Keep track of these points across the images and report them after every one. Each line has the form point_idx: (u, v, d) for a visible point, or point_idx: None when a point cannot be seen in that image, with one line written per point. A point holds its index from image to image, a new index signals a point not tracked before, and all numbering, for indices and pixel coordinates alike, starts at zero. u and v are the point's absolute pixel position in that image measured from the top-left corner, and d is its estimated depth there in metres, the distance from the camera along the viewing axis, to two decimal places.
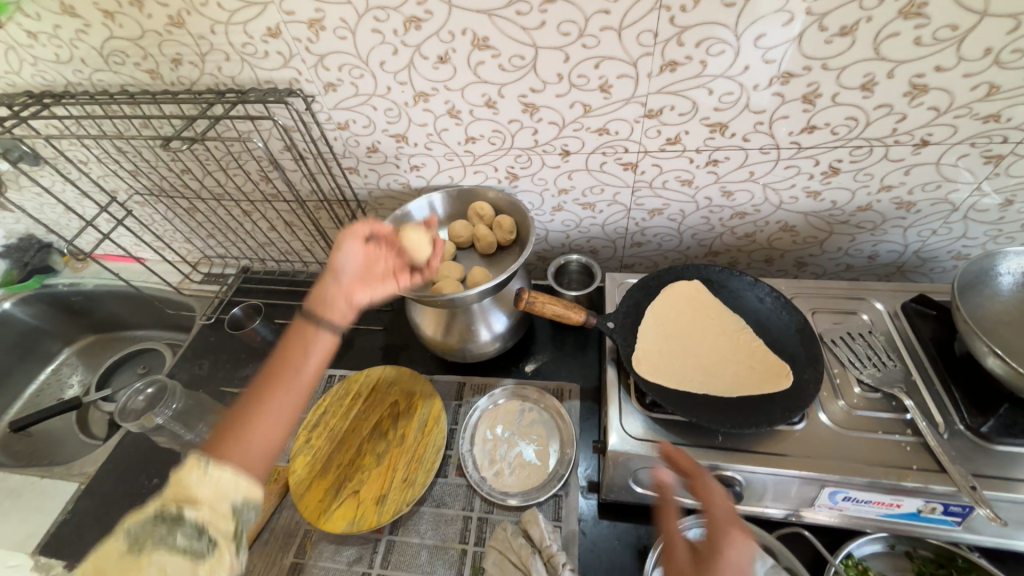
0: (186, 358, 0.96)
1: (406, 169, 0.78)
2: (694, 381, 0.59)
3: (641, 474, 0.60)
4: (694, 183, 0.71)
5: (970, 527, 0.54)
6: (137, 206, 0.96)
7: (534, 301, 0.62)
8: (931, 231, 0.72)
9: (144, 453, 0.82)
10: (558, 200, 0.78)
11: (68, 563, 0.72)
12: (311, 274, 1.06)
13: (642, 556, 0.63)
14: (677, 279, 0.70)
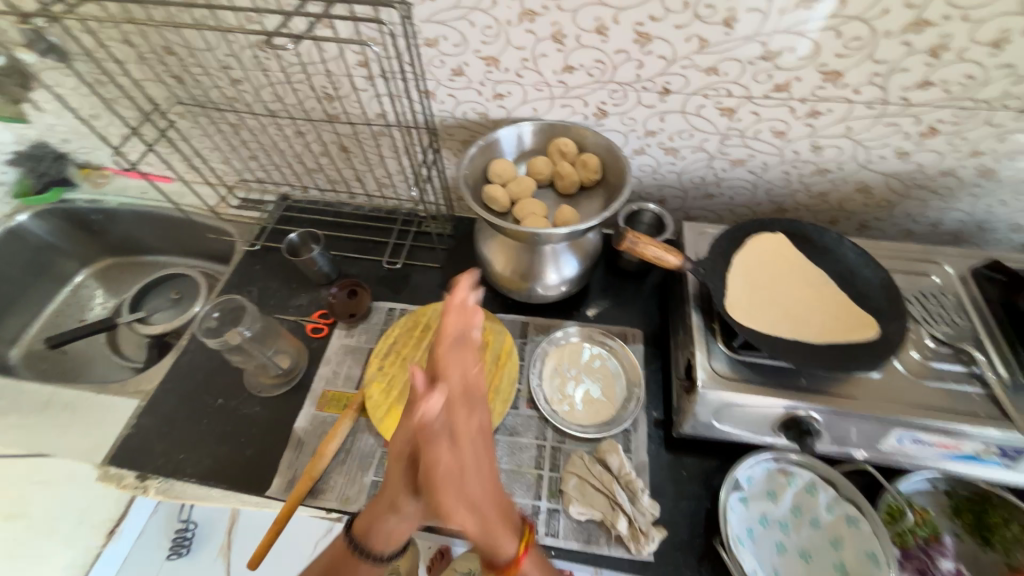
0: (233, 284, 0.93)
1: (489, 97, 0.74)
2: (782, 328, 0.61)
3: (722, 412, 0.63)
4: (787, 135, 0.71)
5: (1017, 468, 0.59)
6: (178, 117, 0.90)
7: (636, 242, 0.62)
8: (1000, 201, 0.74)
9: (204, 374, 0.81)
10: (641, 142, 0.77)
11: (139, 474, 0.72)
12: (357, 207, 1.02)
13: (707, 486, 0.68)
14: (762, 231, 0.71)
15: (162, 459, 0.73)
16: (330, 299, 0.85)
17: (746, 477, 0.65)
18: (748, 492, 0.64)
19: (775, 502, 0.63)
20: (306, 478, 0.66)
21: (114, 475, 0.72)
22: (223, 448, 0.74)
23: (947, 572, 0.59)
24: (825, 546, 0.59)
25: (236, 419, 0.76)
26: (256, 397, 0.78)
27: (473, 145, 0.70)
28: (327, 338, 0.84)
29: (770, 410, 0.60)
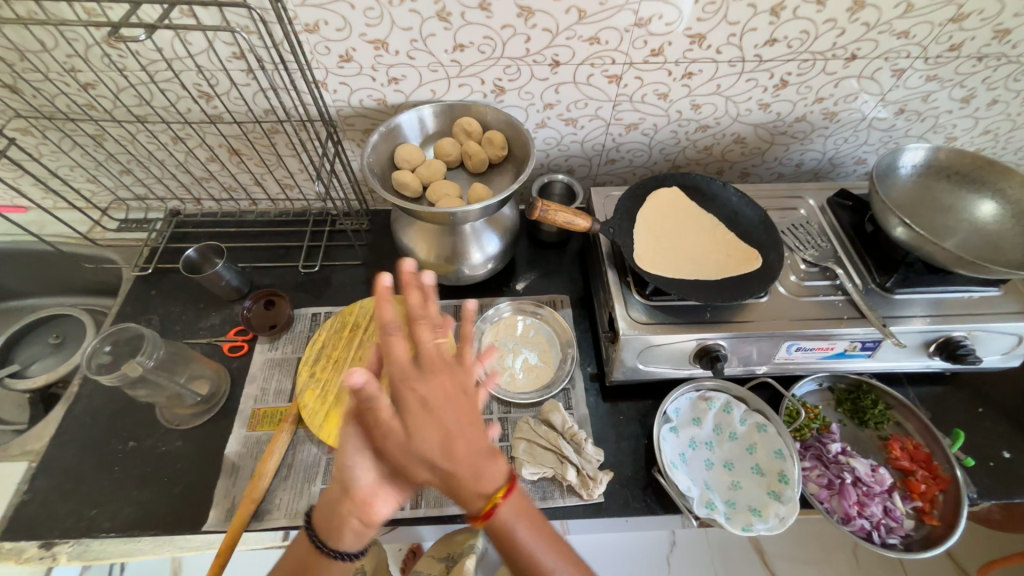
0: (126, 315, 0.83)
1: (383, 82, 0.72)
2: (685, 271, 0.68)
3: (644, 356, 0.69)
4: (669, 97, 0.77)
5: (878, 357, 0.72)
6: (19, 134, 0.77)
7: (546, 211, 0.65)
8: (844, 139, 0.87)
9: (108, 418, 0.72)
10: (542, 115, 0.79)
11: (43, 542, 0.64)
12: (261, 212, 0.95)
13: (643, 424, 0.74)
14: (659, 186, 0.77)
15: (70, 520, 0.65)
16: (246, 314, 0.80)
17: (674, 410, 0.72)
18: (677, 422, 0.71)
19: (699, 426, 0.71)
20: (249, 500, 0.63)
21: (11, 551, 0.63)
22: (145, 493, 0.67)
23: (835, 452, 0.70)
24: (743, 454, 0.68)
25: (156, 459, 0.70)
26: (175, 431, 0.72)
27: (373, 133, 0.68)
28: (249, 355, 0.79)
29: (684, 345, 0.67)
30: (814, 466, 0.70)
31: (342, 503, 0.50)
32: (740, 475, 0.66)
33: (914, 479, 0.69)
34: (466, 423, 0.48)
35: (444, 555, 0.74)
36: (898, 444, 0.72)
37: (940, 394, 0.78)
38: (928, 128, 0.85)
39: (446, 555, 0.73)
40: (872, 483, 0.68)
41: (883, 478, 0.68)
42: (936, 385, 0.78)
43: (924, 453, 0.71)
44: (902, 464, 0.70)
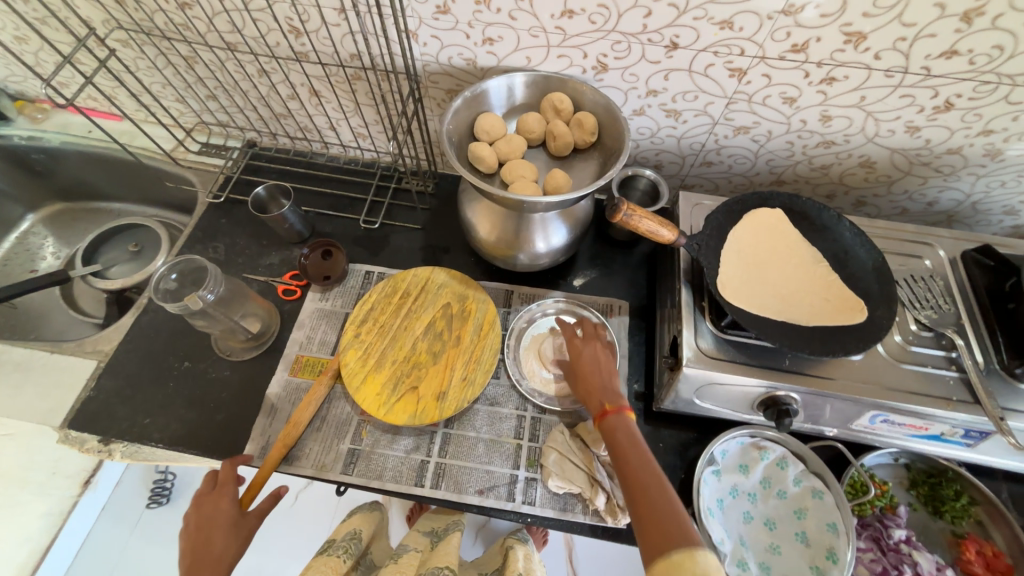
0: (196, 239, 0.86)
1: (477, 42, 0.66)
2: (772, 309, 0.60)
3: (704, 390, 0.63)
4: (796, 102, 0.66)
5: (978, 449, 0.61)
6: (119, 45, 0.78)
7: (630, 215, 0.56)
8: (1000, 183, 0.73)
9: (168, 335, 0.77)
10: (642, 102, 0.71)
11: (103, 437, 0.69)
12: (331, 158, 0.94)
13: (683, 457, 0.69)
14: (760, 205, 0.67)
15: (126, 424, 0.70)
16: (303, 261, 0.81)
17: (722, 451, 0.66)
18: (721, 465, 0.65)
19: (745, 474, 0.64)
20: (281, 445, 0.64)
21: (76, 438, 0.69)
22: (193, 413, 0.71)
23: (897, 539, 0.63)
24: (789, 516, 0.62)
25: (205, 383, 0.73)
26: (225, 361, 0.75)
27: (457, 98, 0.63)
28: (301, 301, 0.80)
29: (751, 390, 0.61)
30: (868, 548, 0.63)
31: (237, 519, 0.56)
32: (781, 538, 0.61)
33: None
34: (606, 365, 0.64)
35: (428, 530, 0.79)
36: (975, 546, 0.62)
37: None
38: None
39: (432, 530, 0.79)
40: None
41: None
42: None
43: (1005, 564, 0.61)
44: (973, 569, 0.61)
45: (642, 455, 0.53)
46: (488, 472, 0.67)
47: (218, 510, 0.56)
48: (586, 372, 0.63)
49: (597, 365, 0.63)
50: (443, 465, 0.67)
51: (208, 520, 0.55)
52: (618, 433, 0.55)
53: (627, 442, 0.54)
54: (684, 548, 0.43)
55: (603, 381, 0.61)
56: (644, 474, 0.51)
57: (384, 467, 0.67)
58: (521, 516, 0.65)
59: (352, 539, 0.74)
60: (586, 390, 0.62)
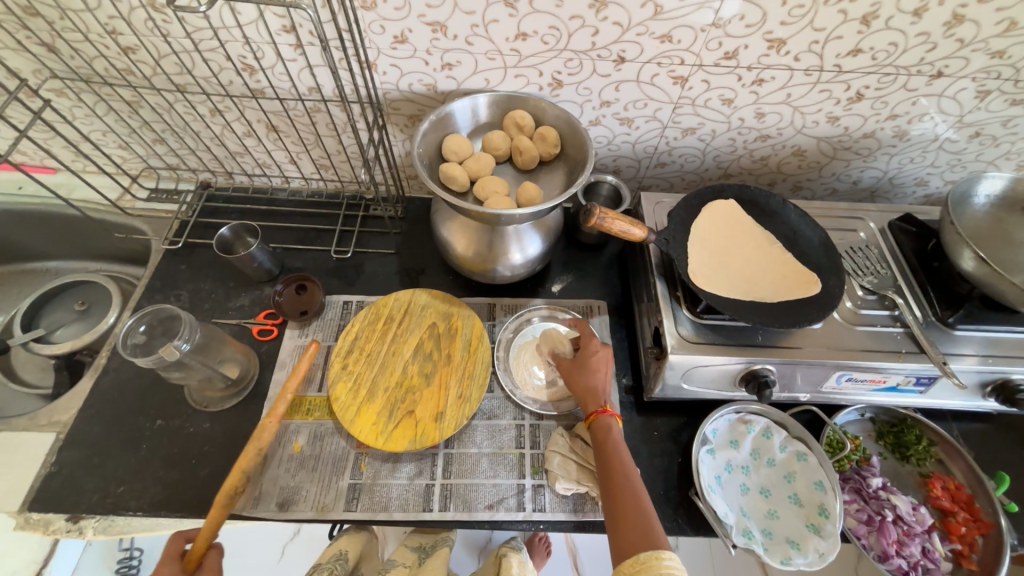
0: (155, 290, 0.82)
1: (436, 67, 0.69)
2: (739, 291, 0.65)
3: (690, 375, 0.66)
4: (734, 103, 0.73)
5: (929, 394, 0.69)
6: (54, 95, 0.75)
7: (604, 218, 0.60)
8: (909, 159, 0.83)
9: (136, 394, 0.72)
10: (597, 113, 0.76)
11: (72, 515, 0.63)
12: (293, 192, 0.93)
13: (678, 442, 0.72)
14: (715, 198, 0.73)
15: (98, 496, 0.65)
16: (277, 299, 0.78)
17: (712, 430, 0.69)
18: (714, 443, 0.69)
19: (737, 448, 0.69)
20: (218, 509, 0.51)
21: (40, 521, 0.63)
22: (173, 473, 0.66)
23: (875, 487, 0.68)
24: (780, 481, 0.66)
25: (184, 439, 0.69)
26: (203, 413, 0.71)
27: (424, 121, 0.65)
28: (279, 340, 0.77)
29: (731, 369, 0.65)
30: (852, 499, 0.68)
31: None
32: (776, 503, 0.65)
33: (953, 521, 0.67)
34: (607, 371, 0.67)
35: (416, 545, 0.77)
36: (939, 483, 0.69)
37: (988, 434, 0.75)
38: (1001, 153, 0.80)
39: (420, 546, 0.77)
40: (913, 522, 0.66)
41: (925, 517, 0.66)
42: (985, 425, 0.75)
43: (966, 494, 0.68)
44: (942, 504, 0.68)
45: (625, 461, 0.59)
46: (495, 485, 0.67)
47: None
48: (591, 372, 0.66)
49: (589, 368, 0.66)
50: (448, 486, 0.66)
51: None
52: (607, 437, 0.61)
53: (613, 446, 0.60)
54: (651, 551, 0.49)
55: (598, 382, 0.65)
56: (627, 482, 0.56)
57: (389, 498, 0.65)
58: (534, 524, 0.65)
59: (337, 560, 0.69)
60: (582, 388, 0.65)
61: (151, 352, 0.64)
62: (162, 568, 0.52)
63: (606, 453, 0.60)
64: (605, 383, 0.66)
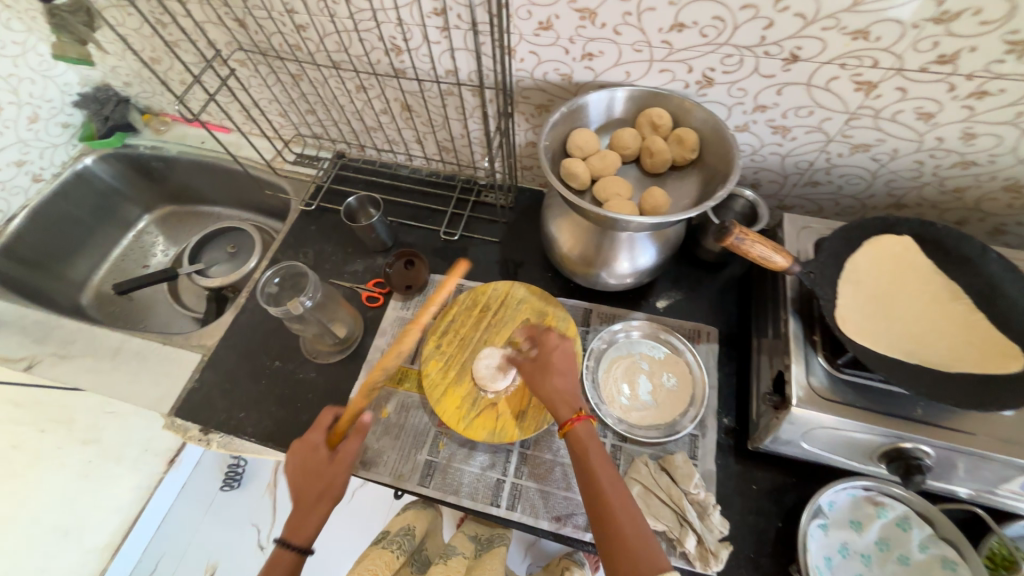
0: (289, 245, 0.91)
1: (576, 57, 0.65)
2: (901, 348, 0.53)
3: (815, 434, 0.57)
4: (934, 118, 0.59)
5: None
6: (238, 65, 0.86)
7: (743, 239, 0.52)
8: None
9: (263, 335, 0.81)
10: (747, 118, 0.67)
11: (203, 427, 0.74)
12: (414, 170, 0.97)
13: (781, 504, 0.63)
14: (885, 230, 0.60)
15: (224, 416, 0.75)
16: (387, 270, 0.83)
17: (829, 502, 0.59)
18: (829, 518, 0.58)
19: (858, 532, 0.57)
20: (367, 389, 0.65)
21: (181, 426, 0.75)
22: (282, 411, 0.74)
23: None
24: None
25: (294, 383, 0.77)
26: (311, 362, 0.78)
27: (555, 112, 0.63)
28: (383, 308, 0.82)
29: (872, 439, 0.54)
30: None
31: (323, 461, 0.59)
32: None
33: None
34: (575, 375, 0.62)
35: (474, 535, 0.75)
36: None
37: None
38: None
39: (477, 535, 0.75)
40: None
41: None
42: None
43: None
44: None
45: (614, 477, 0.53)
46: (566, 498, 0.64)
47: (314, 457, 0.60)
48: (563, 377, 0.61)
49: (546, 369, 0.61)
50: (519, 486, 0.65)
51: (303, 464, 0.59)
52: (584, 448, 0.55)
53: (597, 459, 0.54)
54: None
55: (564, 386, 0.60)
56: (629, 525, 0.49)
57: (460, 483, 0.66)
58: (600, 549, 0.62)
59: (405, 536, 0.69)
60: (547, 391, 0.60)
61: (281, 303, 0.73)
62: (311, 433, 0.62)
63: (585, 464, 0.54)
64: (571, 382, 0.61)
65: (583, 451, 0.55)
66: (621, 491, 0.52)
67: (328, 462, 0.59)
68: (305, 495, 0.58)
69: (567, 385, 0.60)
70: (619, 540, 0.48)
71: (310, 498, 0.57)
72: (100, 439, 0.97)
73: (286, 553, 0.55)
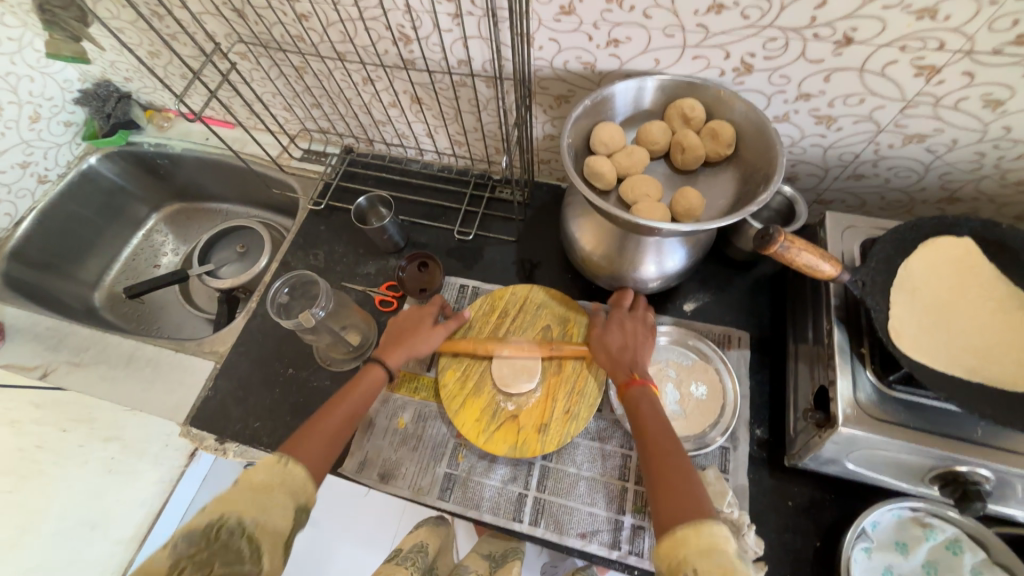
0: (298, 246, 0.88)
1: (600, 44, 0.60)
2: (961, 364, 0.49)
3: (860, 453, 0.53)
4: (1003, 106, 0.53)
5: None
6: (239, 58, 0.82)
7: (788, 247, 0.47)
8: None
9: (276, 341, 0.79)
10: (788, 107, 0.61)
11: (219, 437, 0.73)
12: (425, 164, 0.93)
13: (819, 522, 0.60)
14: (942, 232, 0.55)
15: (240, 425, 0.74)
16: (400, 274, 0.79)
17: (872, 523, 0.56)
18: (872, 540, 0.55)
19: (904, 555, 0.54)
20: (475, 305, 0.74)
21: (197, 435, 0.74)
22: (297, 421, 0.73)
23: None
24: None
25: (308, 391, 0.75)
26: (325, 370, 0.76)
27: (579, 105, 0.58)
28: (397, 312, 0.79)
29: (925, 461, 0.50)
30: None
31: (427, 320, 0.68)
32: None
33: None
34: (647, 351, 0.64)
35: (487, 553, 0.73)
36: None
37: None
38: None
39: (491, 553, 0.73)
40: None
41: None
42: None
43: None
44: None
45: (663, 425, 0.54)
46: (591, 514, 0.62)
47: (422, 320, 0.68)
48: (617, 348, 0.64)
49: (612, 333, 0.65)
50: (542, 501, 0.63)
51: (407, 318, 0.68)
52: (639, 405, 0.56)
53: (652, 413, 0.55)
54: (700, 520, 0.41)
55: (629, 356, 0.62)
56: (680, 460, 0.49)
57: (481, 497, 0.64)
58: (627, 567, 0.59)
59: (417, 552, 0.69)
60: (610, 362, 0.63)
61: (292, 313, 0.70)
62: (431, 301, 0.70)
63: (639, 418, 0.55)
64: (641, 354, 0.63)
65: (639, 409, 0.56)
66: (656, 410, 0.55)
67: (430, 327, 0.67)
68: (409, 333, 0.66)
69: (624, 351, 0.63)
70: (662, 455, 0.50)
71: (413, 337, 0.65)
72: (120, 435, 0.93)
73: (379, 369, 0.62)
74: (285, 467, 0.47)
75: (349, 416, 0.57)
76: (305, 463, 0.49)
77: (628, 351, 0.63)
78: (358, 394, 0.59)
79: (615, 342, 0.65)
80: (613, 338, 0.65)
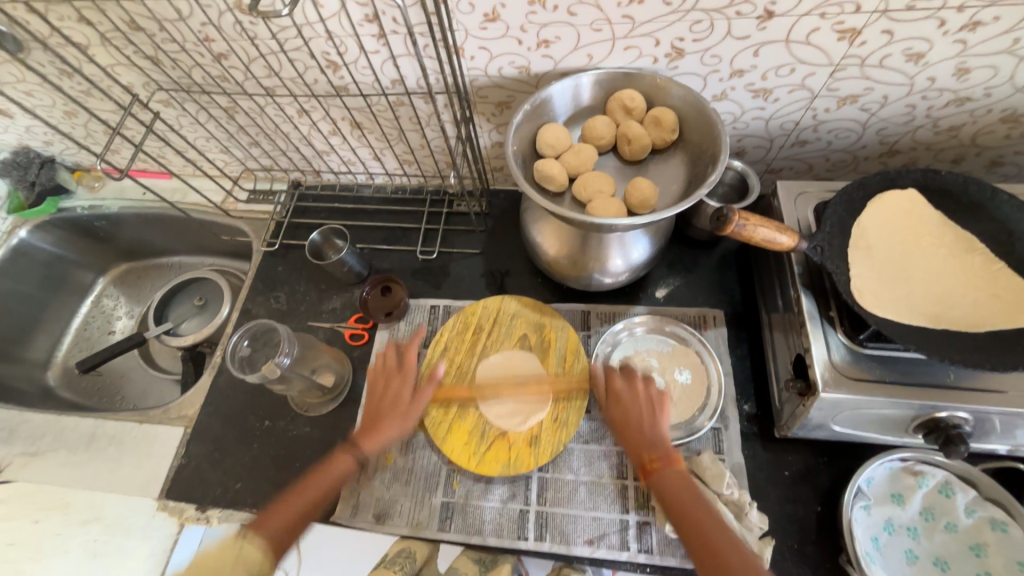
0: (258, 291, 0.85)
1: (531, 46, 0.59)
2: (924, 313, 0.50)
3: (845, 415, 0.54)
4: (924, 58, 0.54)
5: None
6: (162, 106, 0.78)
7: (744, 225, 0.47)
8: None
9: (247, 394, 0.76)
10: (724, 85, 0.61)
11: (200, 504, 0.69)
12: (378, 188, 0.90)
13: (817, 488, 0.60)
14: (888, 186, 0.56)
15: (220, 489, 0.70)
16: (363, 297, 0.77)
17: (867, 480, 0.57)
18: (870, 496, 0.56)
19: (901, 506, 0.55)
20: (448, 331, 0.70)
21: (175, 508, 0.70)
22: (281, 475, 0.69)
23: None
24: (964, 554, 0.52)
25: (289, 442, 0.71)
26: (304, 417, 0.73)
27: (519, 111, 0.57)
28: (369, 344, 0.77)
29: (907, 413, 0.51)
30: None
31: (404, 385, 0.63)
32: None
33: None
34: (660, 416, 0.57)
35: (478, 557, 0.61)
36: None
37: None
38: None
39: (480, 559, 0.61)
40: None
41: None
42: None
43: None
44: None
45: (704, 506, 0.51)
46: (595, 518, 0.61)
47: (398, 390, 0.63)
48: (632, 422, 0.57)
49: (623, 406, 0.59)
50: (545, 514, 0.62)
51: (382, 393, 0.63)
52: (671, 489, 0.52)
53: (682, 496, 0.52)
54: None
55: (646, 426, 0.57)
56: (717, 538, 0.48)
57: (482, 521, 0.63)
58: (639, 565, 0.59)
59: (406, 557, 0.60)
60: (628, 435, 0.57)
61: (256, 365, 0.67)
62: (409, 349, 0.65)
63: (677, 501, 0.52)
64: (654, 425, 0.57)
65: (672, 493, 0.52)
66: (686, 489, 0.52)
67: (407, 389, 0.63)
68: (383, 414, 0.61)
69: (646, 433, 0.56)
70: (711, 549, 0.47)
71: (387, 413, 0.61)
72: None
73: (348, 459, 0.58)
74: (241, 545, 0.53)
75: (310, 506, 0.56)
76: (268, 536, 0.54)
77: (640, 425, 0.57)
78: (326, 478, 0.57)
79: (627, 415, 0.58)
80: (624, 408, 0.59)
